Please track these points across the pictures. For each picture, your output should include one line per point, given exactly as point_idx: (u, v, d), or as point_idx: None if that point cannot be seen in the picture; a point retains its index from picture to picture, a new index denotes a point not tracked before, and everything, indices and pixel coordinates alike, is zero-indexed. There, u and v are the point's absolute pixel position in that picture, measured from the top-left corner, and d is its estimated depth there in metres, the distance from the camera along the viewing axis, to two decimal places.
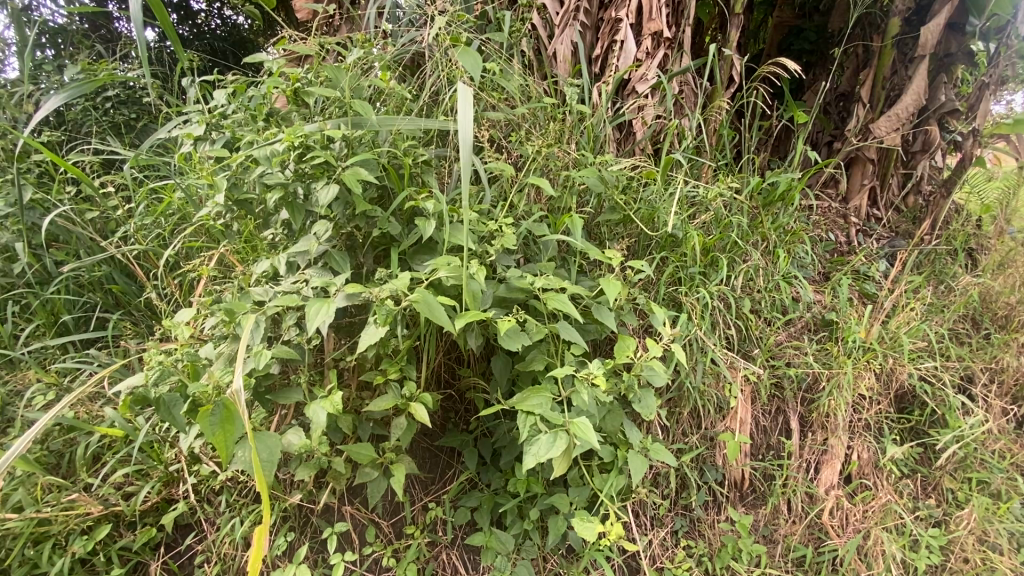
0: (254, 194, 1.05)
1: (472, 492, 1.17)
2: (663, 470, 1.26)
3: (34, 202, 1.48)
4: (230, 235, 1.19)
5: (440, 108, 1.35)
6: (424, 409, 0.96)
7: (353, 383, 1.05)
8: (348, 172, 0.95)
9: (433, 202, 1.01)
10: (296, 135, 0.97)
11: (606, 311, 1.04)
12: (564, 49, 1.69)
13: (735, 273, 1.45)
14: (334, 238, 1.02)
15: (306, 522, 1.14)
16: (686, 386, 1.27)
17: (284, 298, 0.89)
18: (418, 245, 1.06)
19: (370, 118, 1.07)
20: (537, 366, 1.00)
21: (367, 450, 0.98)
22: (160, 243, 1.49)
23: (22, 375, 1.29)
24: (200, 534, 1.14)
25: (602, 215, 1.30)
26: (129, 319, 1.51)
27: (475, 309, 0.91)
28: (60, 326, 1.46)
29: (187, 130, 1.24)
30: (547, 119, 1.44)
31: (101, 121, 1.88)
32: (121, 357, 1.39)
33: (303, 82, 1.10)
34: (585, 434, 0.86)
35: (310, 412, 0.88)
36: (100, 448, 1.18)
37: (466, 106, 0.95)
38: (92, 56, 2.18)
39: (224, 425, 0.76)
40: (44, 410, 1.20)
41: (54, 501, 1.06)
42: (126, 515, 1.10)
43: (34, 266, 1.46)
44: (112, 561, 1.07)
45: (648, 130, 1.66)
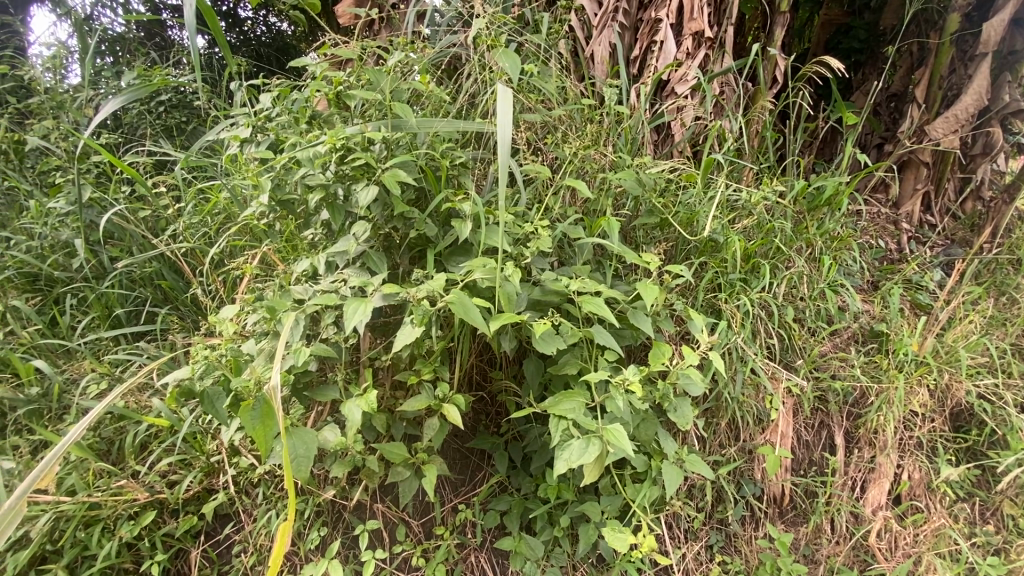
0: (296, 194, 1.07)
1: (502, 496, 1.17)
2: (699, 482, 1.21)
3: (93, 201, 1.58)
4: (272, 234, 1.22)
5: (477, 111, 1.36)
6: (456, 411, 0.96)
7: (387, 382, 1.05)
8: (387, 174, 0.96)
9: (470, 204, 1.01)
10: (338, 137, 0.98)
11: (643, 316, 1.00)
12: (603, 50, 1.69)
13: (778, 280, 1.40)
14: (373, 239, 1.03)
15: (338, 519, 1.15)
16: (724, 397, 1.22)
17: (323, 297, 0.91)
18: (454, 245, 1.05)
19: (410, 120, 1.06)
20: (570, 371, 0.97)
21: (398, 449, 0.98)
22: (206, 242, 1.54)
23: (78, 365, 1.36)
24: (238, 524, 1.18)
25: (639, 218, 1.27)
26: (176, 313, 1.58)
27: (510, 311, 0.90)
28: (114, 319, 1.54)
29: (234, 130, 1.29)
30: (584, 121, 1.43)
31: (154, 124, 1.97)
32: (169, 350, 1.45)
33: (346, 85, 1.11)
34: (619, 441, 0.83)
35: (346, 410, 0.89)
36: (146, 437, 1.24)
37: (505, 107, 0.93)
38: (147, 63, 2.31)
39: (264, 420, 0.79)
40: (97, 399, 1.27)
41: (104, 487, 1.11)
42: (170, 502, 1.14)
43: (90, 261, 1.56)
44: (156, 547, 1.12)
45: (687, 132, 1.63)
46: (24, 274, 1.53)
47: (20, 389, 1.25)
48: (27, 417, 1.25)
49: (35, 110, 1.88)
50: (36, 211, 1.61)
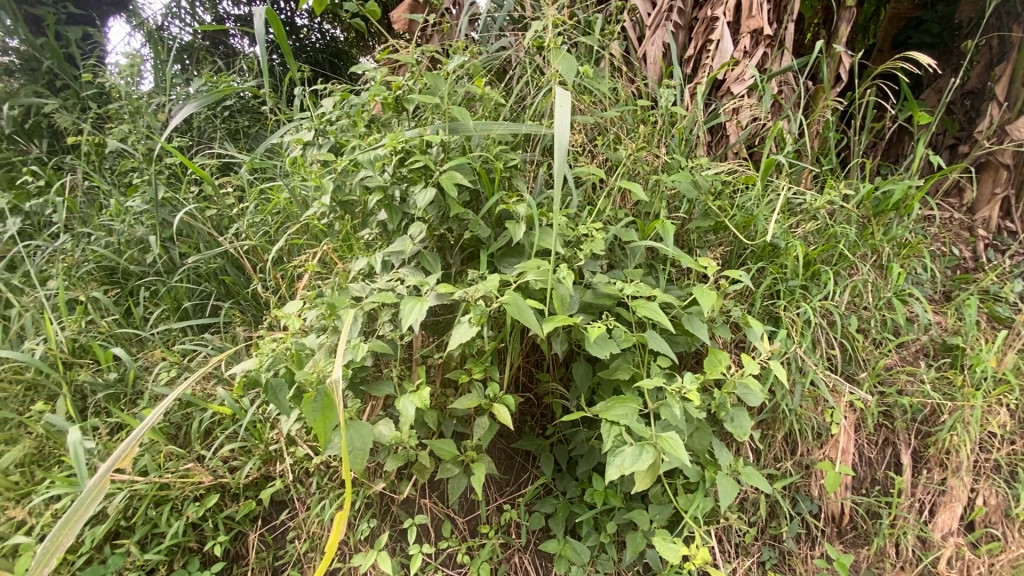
0: (355, 196, 1.11)
1: (548, 499, 1.17)
2: (752, 496, 1.17)
3: (165, 200, 1.74)
4: (331, 234, 1.26)
5: (529, 113, 1.37)
6: (506, 412, 0.96)
7: (438, 380, 1.06)
8: (444, 176, 0.98)
9: (524, 206, 1.01)
10: (398, 140, 1.01)
11: (699, 322, 0.97)
12: (657, 51, 1.66)
13: (840, 288, 1.33)
14: (427, 240, 1.05)
15: (387, 512, 1.17)
16: (782, 409, 1.17)
17: (381, 295, 0.94)
18: (506, 246, 1.05)
19: (467, 124, 1.08)
20: (622, 376, 0.95)
21: (448, 446, 1.00)
22: (267, 240, 1.62)
23: (150, 354, 1.46)
24: (292, 511, 1.22)
25: (693, 222, 1.24)
26: (237, 307, 1.65)
27: (563, 314, 0.89)
28: (182, 311, 1.64)
29: (298, 134, 1.34)
30: (636, 122, 1.41)
31: (221, 128, 2.07)
32: (231, 342, 1.53)
33: (405, 90, 1.15)
34: (675, 450, 0.81)
35: (400, 405, 0.91)
36: (211, 424, 1.30)
37: (563, 109, 0.93)
38: (214, 70, 2.46)
39: (324, 412, 0.82)
40: (168, 385, 1.36)
41: (173, 469, 1.19)
42: (231, 487, 1.20)
43: (162, 257, 1.67)
44: (218, 528, 1.18)
45: (744, 133, 1.58)
46: (104, 267, 1.65)
47: (100, 374, 1.35)
48: (105, 401, 1.34)
49: (116, 116, 2.02)
50: (115, 209, 1.74)
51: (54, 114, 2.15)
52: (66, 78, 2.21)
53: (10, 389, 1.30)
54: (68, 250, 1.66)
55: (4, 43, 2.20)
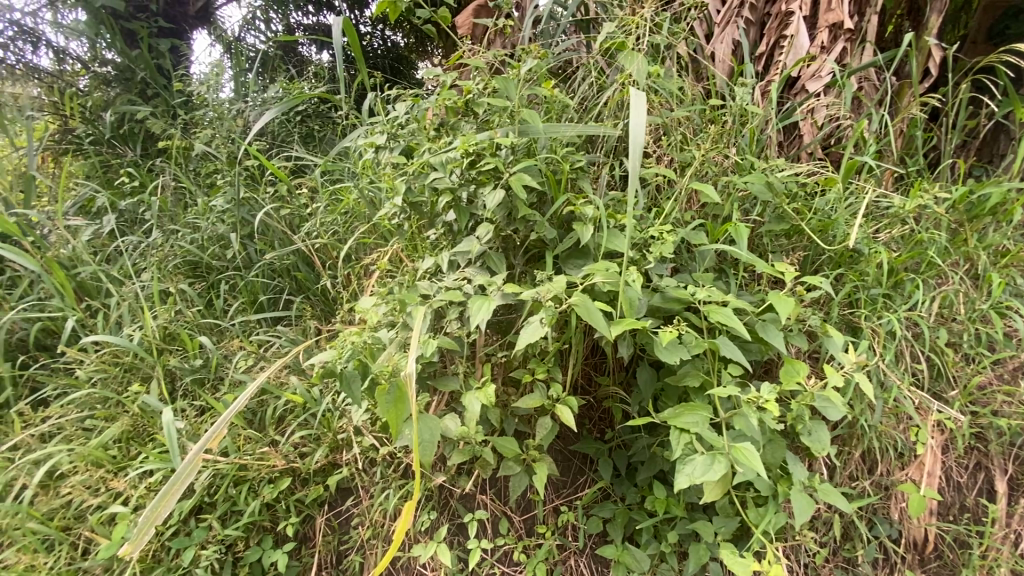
0: (426, 198, 1.15)
1: (606, 503, 1.16)
2: (824, 515, 1.11)
3: (245, 200, 1.85)
4: (399, 233, 1.31)
5: (593, 114, 1.36)
6: (570, 413, 0.96)
7: (500, 378, 1.08)
8: (514, 178, 0.99)
9: (593, 208, 1.01)
10: (470, 143, 1.03)
11: (774, 330, 0.94)
12: (725, 49, 1.60)
13: (928, 298, 1.24)
14: (494, 240, 1.07)
15: (445, 506, 1.20)
16: (860, 425, 1.10)
17: (449, 293, 0.97)
18: (572, 247, 1.05)
19: (537, 126, 1.09)
20: (690, 383, 0.93)
21: (510, 444, 1.01)
22: (337, 238, 1.70)
23: (230, 343, 1.56)
24: (357, 499, 1.28)
25: (766, 225, 1.19)
26: (308, 302, 1.74)
27: (632, 317, 0.88)
28: (258, 304, 1.75)
29: (370, 137, 1.40)
30: (705, 122, 1.37)
31: (295, 132, 2.18)
32: (302, 335, 1.62)
33: (475, 94, 1.17)
34: (750, 461, 0.79)
35: (466, 401, 0.94)
36: (284, 411, 1.38)
37: (638, 110, 0.92)
38: (287, 77, 2.60)
39: (396, 404, 0.85)
40: (246, 373, 1.45)
41: (251, 452, 1.26)
42: (302, 471, 1.27)
43: (241, 253, 1.79)
44: (289, 510, 1.24)
45: (819, 132, 1.51)
46: (190, 261, 1.79)
47: (187, 359, 1.46)
48: (192, 384, 1.45)
49: (202, 122, 2.18)
50: (201, 208, 1.88)
51: (147, 121, 2.35)
52: (157, 88, 2.43)
53: (111, 370, 1.42)
54: (159, 245, 1.80)
55: (104, 56, 2.40)
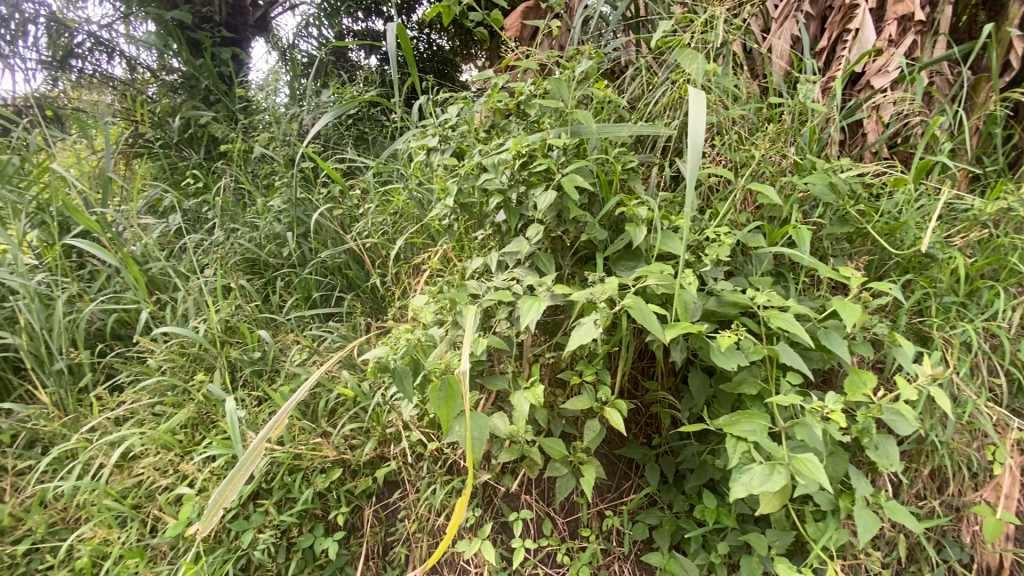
0: (476, 199, 1.17)
1: (653, 510, 1.14)
2: (888, 534, 1.05)
3: (301, 201, 1.92)
4: (448, 233, 1.33)
5: (644, 114, 1.34)
6: (619, 417, 0.95)
7: (548, 379, 1.08)
8: (566, 179, 0.99)
9: (646, 209, 0.99)
10: (522, 144, 1.04)
11: (838, 338, 0.90)
12: (784, 46, 1.54)
13: (1008, 308, 1.16)
14: (544, 241, 1.07)
15: (489, 505, 1.20)
16: (931, 441, 1.04)
17: (499, 293, 0.98)
18: (623, 249, 1.04)
19: (590, 127, 1.09)
20: (747, 390, 0.90)
21: (557, 445, 1.01)
22: (387, 238, 1.75)
23: (285, 337, 1.63)
24: (403, 492, 1.31)
25: (828, 228, 1.14)
26: (358, 299, 1.80)
27: (687, 321, 0.86)
28: (311, 300, 1.82)
29: (421, 139, 1.43)
30: (762, 121, 1.33)
31: (347, 134, 2.26)
32: (352, 331, 1.67)
33: (527, 95, 1.18)
34: (813, 474, 0.76)
35: (515, 400, 0.94)
36: (336, 404, 1.43)
37: (697, 109, 0.90)
38: (339, 82, 2.70)
39: (447, 400, 0.87)
40: (300, 366, 1.51)
41: (304, 442, 1.31)
42: (352, 463, 1.31)
43: (297, 251, 1.87)
44: (340, 499, 1.29)
45: (886, 131, 1.43)
46: (249, 258, 1.88)
47: (246, 351, 1.54)
48: (251, 375, 1.52)
49: (261, 126, 2.30)
50: (260, 208, 1.97)
51: (210, 125, 2.49)
52: (219, 95, 2.54)
53: (179, 360, 1.52)
54: (221, 243, 1.91)
55: (171, 65, 2.57)
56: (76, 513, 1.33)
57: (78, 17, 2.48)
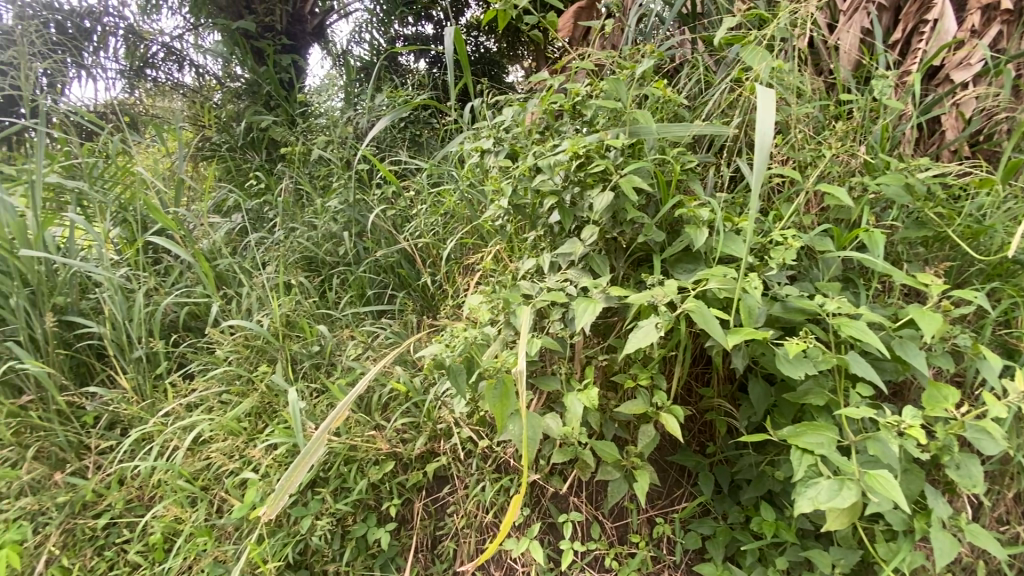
0: (530, 200, 1.17)
1: (706, 519, 1.11)
2: (967, 560, 0.98)
3: (357, 202, 2.00)
4: (500, 234, 1.34)
5: (703, 113, 1.31)
6: (675, 422, 0.93)
7: (601, 381, 1.07)
8: (624, 180, 0.98)
9: (707, 210, 0.97)
10: (579, 145, 1.04)
11: (916, 349, 0.85)
12: (853, 40, 1.45)
13: None
14: (599, 242, 1.06)
15: (537, 505, 1.20)
16: (1018, 462, 0.96)
17: (553, 294, 0.98)
18: (681, 251, 1.02)
19: (649, 126, 1.07)
20: (813, 400, 0.87)
21: (610, 449, 1.00)
22: (438, 238, 1.79)
23: (341, 333, 1.69)
24: (452, 488, 1.33)
25: (903, 232, 1.08)
26: (410, 297, 1.84)
27: (751, 327, 0.84)
28: (365, 298, 1.88)
29: (476, 141, 1.45)
30: (829, 119, 1.27)
31: (399, 137, 2.33)
32: (404, 328, 1.72)
33: (584, 96, 1.17)
34: (888, 491, 0.72)
35: (568, 402, 0.94)
36: (388, 399, 1.46)
37: (766, 107, 0.87)
38: (392, 86, 2.77)
39: (502, 398, 0.90)
40: (355, 360, 1.57)
41: (359, 434, 1.35)
42: (404, 456, 1.34)
43: (352, 250, 1.93)
44: (392, 491, 1.32)
45: (968, 128, 1.33)
46: (307, 256, 1.96)
47: (305, 345, 1.61)
48: (310, 368, 1.59)
49: (318, 130, 2.39)
50: (318, 208, 2.05)
51: (272, 129, 2.61)
52: (280, 100, 2.66)
53: (244, 352, 1.60)
54: (282, 241, 2.00)
55: (234, 72, 2.69)
56: (152, 491, 1.43)
57: (153, 29, 2.67)
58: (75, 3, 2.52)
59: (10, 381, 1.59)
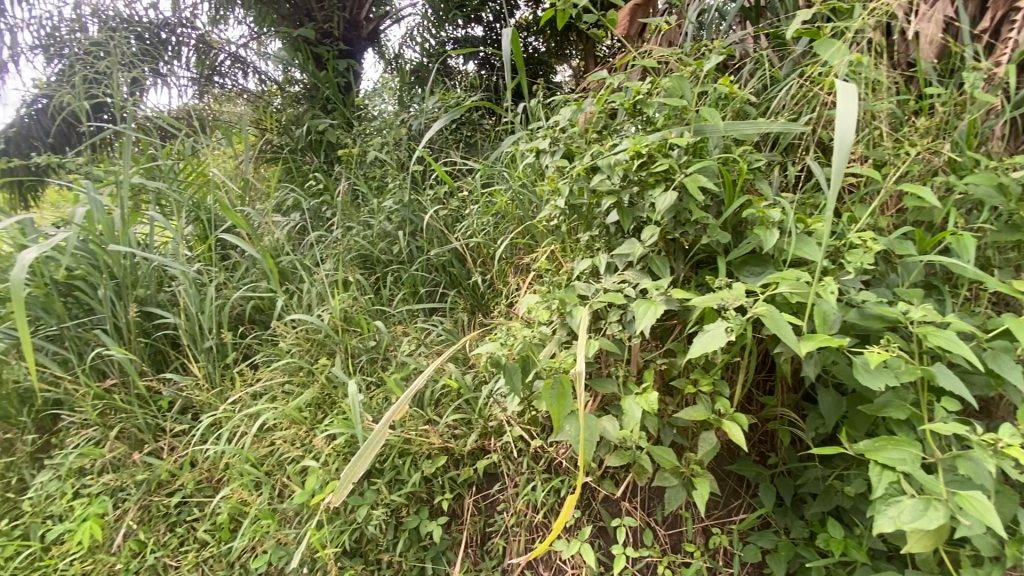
0: (588, 200, 1.16)
1: (767, 533, 1.07)
2: None
3: (412, 202, 2.05)
4: (555, 234, 1.34)
5: (770, 110, 1.26)
6: (739, 430, 0.90)
7: (659, 385, 1.05)
8: (690, 180, 0.96)
9: (778, 211, 0.94)
10: (641, 145, 1.02)
11: (1012, 362, 0.79)
12: (935, 30, 1.33)
13: None
14: (659, 243, 1.04)
15: (587, 508, 1.19)
16: None
17: (611, 295, 0.97)
18: (747, 253, 0.99)
19: (715, 125, 1.05)
20: (893, 414, 0.82)
21: (668, 454, 0.98)
22: (490, 238, 1.81)
23: (395, 329, 1.74)
24: (502, 486, 1.34)
25: (994, 235, 1.00)
26: (461, 296, 1.87)
27: (826, 334, 0.80)
28: (417, 295, 1.92)
29: (531, 141, 1.46)
30: (910, 115, 1.20)
31: (450, 138, 2.37)
32: (456, 326, 1.74)
33: (645, 94, 1.15)
34: (982, 514, 0.67)
35: (626, 405, 0.93)
36: (441, 395, 1.49)
37: (848, 103, 0.83)
38: (444, 88, 2.82)
39: (559, 399, 0.90)
40: (409, 356, 1.61)
41: (412, 427, 1.39)
42: (455, 452, 1.36)
43: (405, 249, 1.98)
44: (444, 486, 1.35)
45: None
46: (363, 254, 2.02)
47: (362, 340, 1.67)
48: (366, 362, 1.64)
49: (374, 131, 2.46)
50: (374, 208, 2.11)
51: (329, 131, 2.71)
52: (337, 103, 2.76)
53: (305, 345, 1.67)
54: (340, 239, 2.07)
55: (294, 77, 2.84)
56: (220, 473, 1.51)
57: (220, 38, 2.87)
58: (153, 16, 2.71)
59: (97, 366, 1.73)
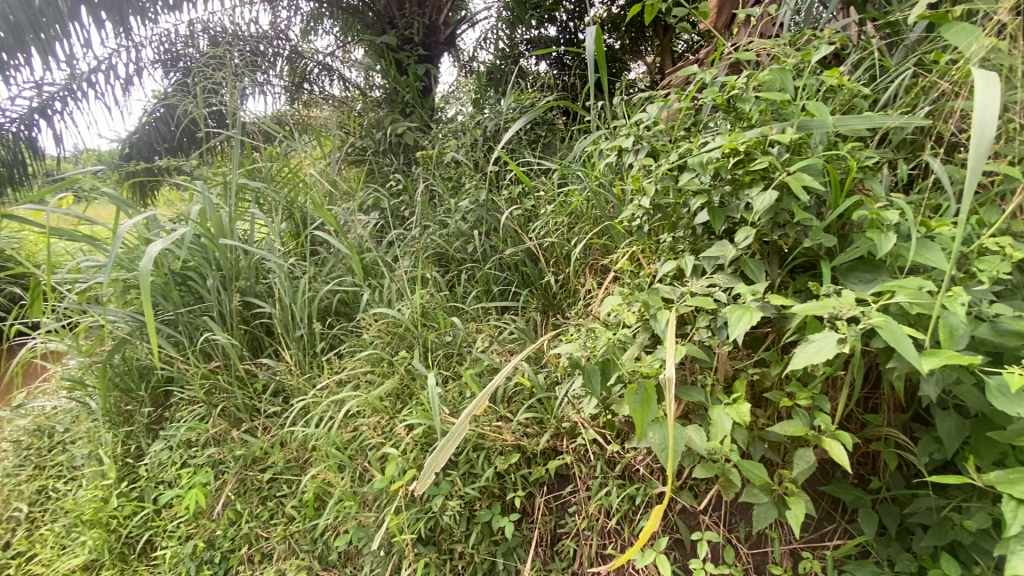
0: (675, 200, 1.12)
1: (867, 563, 0.98)
2: None
3: (487, 202, 2.08)
4: (635, 235, 1.30)
5: (881, 103, 1.16)
6: (842, 449, 0.84)
7: (749, 395, 1.00)
8: (793, 178, 0.90)
9: (895, 213, 0.86)
10: (737, 142, 0.97)
11: None
12: None
13: None
14: (753, 246, 0.99)
15: (663, 518, 1.15)
16: None
17: (701, 299, 0.93)
18: (855, 259, 0.91)
19: (822, 119, 0.97)
20: None
21: (759, 470, 0.92)
22: (565, 238, 1.80)
23: (470, 325, 1.77)
24: (574, 488, 1.33)
25: None
26: (534, 296, 1.87)
27: (953, 350, 0.72)
28: (491, 294, 1.95)
29: (613, 140, 1.43)
30: None
31: (525, 138, 2.38)
32: (528, 326, 1.75)
33: (741, 89, 1.09)
34: None
35: (715, 414, 0.89)
36: (514, 393, 1.51)
37: (989, 93, 0.74)
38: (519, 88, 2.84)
39: (642, 405, 0.88)
40: (483, 353, 1.64)
41: (486, 423, 1.41)
42: (528, 450, 1.36)
43: (480, 248, 2.02)
44: (515, 483, 1.36)
45: None
46: (439, 252, 2.08)
47: (439, 335, 1.72)
48: (442, 357, 1.69)
49: (451, 132, 2.53)
50: (450, 207, 2.17)
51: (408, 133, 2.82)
52: (416, 106, 2.87)
53: (387, 338, 1.76)
54: (418, 237, 2.15)
55: (375, 82, 2.99)
56: (307, 454, 1.62)
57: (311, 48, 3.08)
58: (256, 31, 2.95)
59: (204, 349, 1.91)
